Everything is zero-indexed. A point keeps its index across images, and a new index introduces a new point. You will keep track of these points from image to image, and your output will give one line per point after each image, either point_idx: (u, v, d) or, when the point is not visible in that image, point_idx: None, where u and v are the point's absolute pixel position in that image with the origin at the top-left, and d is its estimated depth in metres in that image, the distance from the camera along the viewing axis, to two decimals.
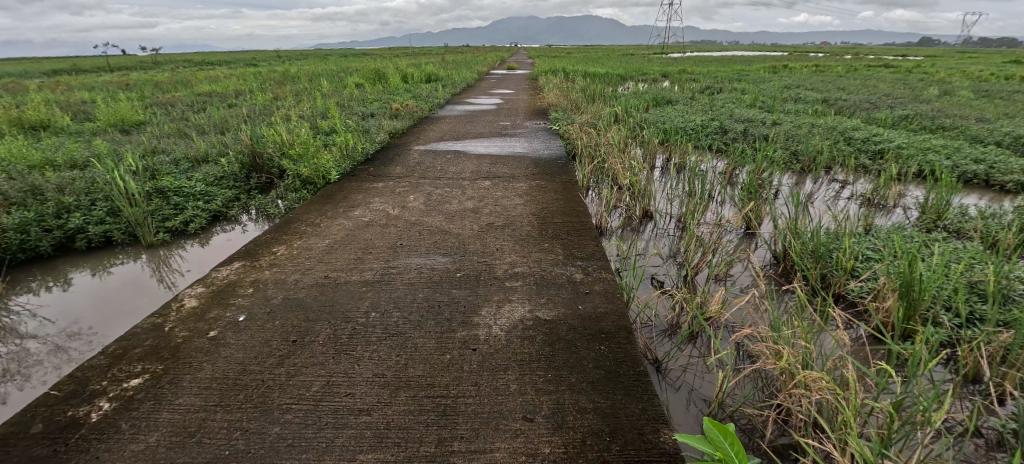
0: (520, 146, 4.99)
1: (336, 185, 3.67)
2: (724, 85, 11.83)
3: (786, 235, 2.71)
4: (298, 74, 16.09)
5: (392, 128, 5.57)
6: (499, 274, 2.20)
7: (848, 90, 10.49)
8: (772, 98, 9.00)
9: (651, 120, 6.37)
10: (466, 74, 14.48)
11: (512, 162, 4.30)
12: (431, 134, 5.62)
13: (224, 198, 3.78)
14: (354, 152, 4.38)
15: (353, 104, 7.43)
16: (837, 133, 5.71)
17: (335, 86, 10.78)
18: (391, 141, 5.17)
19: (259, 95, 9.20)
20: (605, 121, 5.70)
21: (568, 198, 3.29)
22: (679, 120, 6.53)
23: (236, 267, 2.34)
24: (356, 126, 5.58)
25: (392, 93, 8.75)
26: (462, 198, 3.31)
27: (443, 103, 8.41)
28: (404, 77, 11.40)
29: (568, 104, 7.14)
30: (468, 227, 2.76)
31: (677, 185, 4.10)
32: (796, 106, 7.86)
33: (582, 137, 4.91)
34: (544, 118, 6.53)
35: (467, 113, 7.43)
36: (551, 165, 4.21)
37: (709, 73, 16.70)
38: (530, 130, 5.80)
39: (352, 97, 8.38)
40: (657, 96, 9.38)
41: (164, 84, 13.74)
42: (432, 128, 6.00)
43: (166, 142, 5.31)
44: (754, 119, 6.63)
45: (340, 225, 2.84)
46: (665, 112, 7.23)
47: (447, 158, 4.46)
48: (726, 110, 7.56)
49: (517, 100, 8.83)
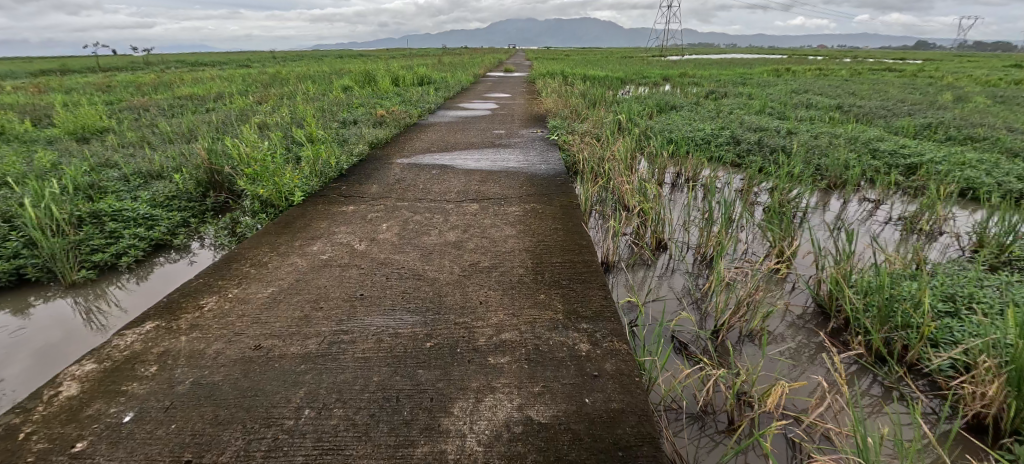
0: (514, 159, 4.49)
1: (299, 208, 3.16)
2: (728, 90, 11.36)
3: (836, 282, 2.22)
4: (288, 76, 15.57)
5: (373, 137, 5.07)
6: (480, 344, 1.70)
7: (860, 95, 10.05)
8: (782, 103, 8.55)
9: (658, 129, 5.86)
10: (460, 76, 13.93)
11: (505, 178, 3.79)
12: (416, 145, 5.11)
13: (171, 223, 3.26)
14: (326, 167, 3.87)
15: (337, 110, 6.92)
16: (861, 145, 5.24)
17: (320, 90, 10.19)
18: (372, 153, 4.66)
19: (239, 100, 8.67)
20: (608, 129, 5.19)
21: (568, 227, 2.79)
22: (688, 129, 6.03)
23: (145, 332, 1.83)
24: (334, 136, 5.07)
25: (379, 98, 8.21)
26: (443, 226, 2.81)
27: (435, 108, 7.90)
28: (394, 80, 10.83)
29: (567, 110, 6.63)
30: (448, 269, 2.27)
31: (692, 208, 3.61)
32: (809, 113, 7.40)
33: (584, 149, 4.41)
34: (542, 126, 6.02)
35: (459, 120, 6.93)
36: (549, 183, 3.70)
37: (711, 77, 16.23)
38: (526, 140, 5.30)
39: (336, 102, 7.83)
40: (661, 101, 8.87)
41: (144, 87, 13.04)
42: (419, 137, 5.50)
43: (122, 154, 4.78)
44: (768, 128, 6.15)
45: (290, 266, 2.33)
46: (671, 120, 6.74)
47: (432, 174, 3.96)
48: (736, 117, 7.07)
49: (513, 105, 8.33)
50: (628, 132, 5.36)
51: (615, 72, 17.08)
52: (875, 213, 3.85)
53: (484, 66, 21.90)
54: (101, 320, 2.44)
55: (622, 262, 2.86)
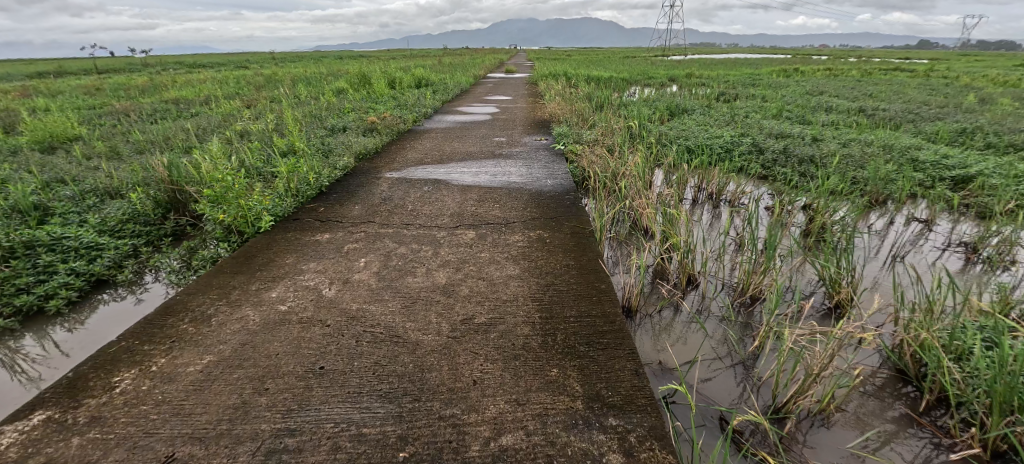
0: (517, 172, 4.03)
1: (266, 238, 2.71)
2: (740, 92, 10.88)
3: (926, 345, 1.75)
4: (282, 79, 15.17)
5: (362, 146, 4.60)
6: (473, 459, 1.25)
7: (879, 97, 9.57)
8: (800, 106, 8.08)
9: (673, 137, 5.39)
10: (460, 78, 13.50)
11: (506, 197, 3.32)
12: (409, 155, 4.66)
13: (118, 254, 2.81)
14: (303, 184, 3.41)
15: (327, 116, 6.47)
16: (898, 155, 4.77)
17: (314, 93, 9.76)
18: (359, 166, 4.21)
19: (225, 104, 8.22)
20: (620, 138, 4.73)
21: (582, 264, 2.32)
22: (705, 135, 5.55)
23: (29, 431, 1.38)
24: (318, 147, 4.61)
25: (374, 101, 7.75)
26: (432, 262, 2.35)
27: (432, 113, 7.45)
28: (390, 82, 10.36)
29: (573, 115, 6.16)
30: (435, 328, 1.80)
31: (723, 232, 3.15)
32: (831, 117, 6.92)
33: (596, 161, 3.94)
34: (547, 133, 5.55)
35: (457, 126, 6.47)
36: (557, 202, 3.23)
37: (719, 77, 15.74)
38: (530, 149, 4.83)
39: (327, 107, 7.37)
40: (672, 104, 8.39)
41: (133, 90, 12.60)
42: (413, 146, 5.05)
43: (83, 167, 4.33)
44: (791, 135, 5.68)
45: (238, 323, 1.87)
46: (684, 125, 6.28)
47: (424, 191, 3.50)
48: (753, 122, 6.60)
49: (515, 109, 7.87)
50: (640, 141, 4.91)
51: (619, 73, 16.61)
52: (928, 235, 3.38)
53: (484, 66, 21.48)
54: (31, 371, 2.04)
55: (648, 305, 2.39)
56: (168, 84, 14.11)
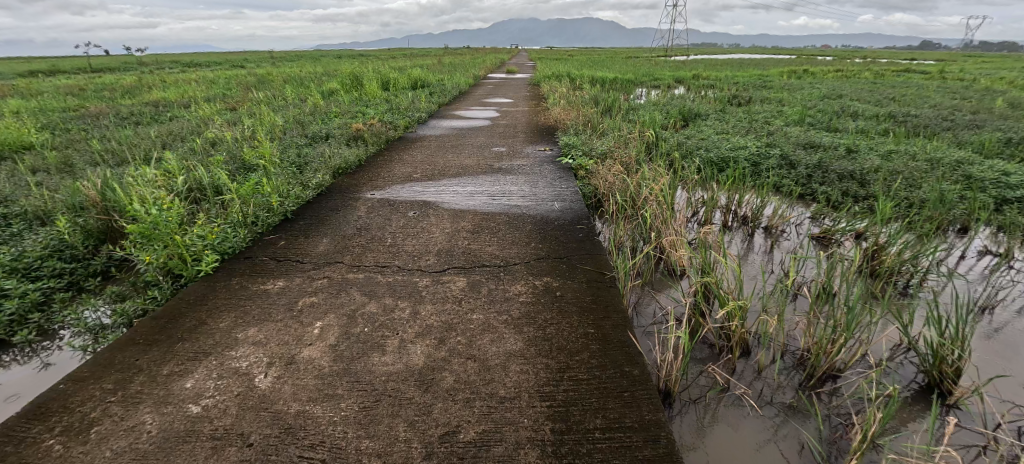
0: (518, 191, 3.48)
1: (205, 286, 2.16)
2: (754, 94, 10.33)
3: None
4: (275, 79, 14.65)
5: (343, 158, 4.07)
6: None
7: (904, 101, 9.01)
8: (821, 112, 7.54)
9: (693, 148, 4.84)
10: (459, 78, 12.97)
11: (506, 227, 2.76)
12: (397, 169, 4.11)
13: (24, 303, 2.22)
14: (264, 210, 2.87)
15: (311, 121, 5.93)
16: (949, 170, 4.23)
17: (303, 94, 9.21)
18: (337, 183, 3.67)
19: (207, 107, 7.69)
20: (635, 151, 4.19)
21: (603, 331, 1.77)
22: (728, 145, 5.00)
23: None
24: (294, 159, 4.08)
25: (365, 105, 7.21)
26: (408, 328, 1.80)
27: (427, 117, 6.91)
28: (384, 83, 9.81)
29: (581, 122, 5.61)
30: (402, 453, 1.25)
31: (770, 277, 2.60)
32: (859, 125, 6.38)
33: (610, 180, 3.38)
34: (552, 142, 5.00)
35: (453, 132, 5.93)
36: (567, 233, 2.67)
37: (727, 78, 15.20)
38: (533, 162, 4.28)
39: (314, 111, 6.82)
40: (684, 108, 7.84)
41: (119, 90, 12.09)
42: (402, 157, 4.52)
43: (23, 182, 3.79)
44: (820, 146, 5.13)
45: (127, 438, 1.33)
46: (702, 132, 5.73)
47: (408, 217, 2.95)
48: (776, 130, 6.05)
49: (516, 113, 7.33)
50: (658, 155, 4.38)
51: (623, 74, 16.06)
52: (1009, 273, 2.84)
53: (484, 66, 20.96)
54: None
55: (693, 385, 1.82)
56: (157, 84, 13.56)
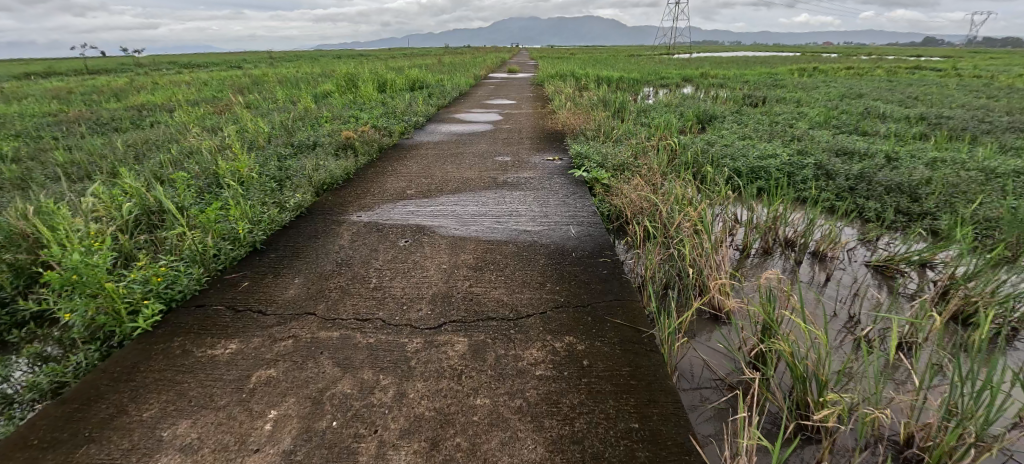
0: (527, 211, 3.03)
1: (138, 351, 1.72)
2: (768, 94, 9.86)
3: None
4: (269, 80, 14.20)
5: (328, 172, 3.62)
6: None
7: (929, 101, 8.52)
8: (845, 113, 7.06)
9: (717, 156, 4.37)
10: (459, 79, 12.47)
11: (514, 262, 2.31)
12: (389, 184, 3.66)
13: None
14: (227, 242, 2.43)
15: (300, 128, 5.48)
16: (1010, 181, 3.75)
17: (296, 97, 8.76)
18: (319, 202, 3.22)
19: (192, 111, 7.25)
20: (656, 163, 3.73)
21: (651, 429, 1.32)
22: (756, 152, 4.53)
23: None
24: (274, 175, 3.64)
25: (358, 109, 6.74)
26: (390, 423, 1.35)
27: (425, 121, 6.46)
28: (380, 85, 9.33)
29: (591, 127, 5.15)
30: None
31: (834, 329, 2.17)
32: (891, 128, 5.91)
33: (634, 198, 2.92)
34: (561, 151, 4.55)
35: (452, 139, 5.47)
36: (589, 270, 2.21)
37: (736, 78, 14.75)
38: (541, 175, 3.81)
39: (303, 116, 6.36)
40: (699, 110, 7.36)
41: (106, 94, 11.66)
42: (396, 169, 4.07)
43: None
44: (856, 154, 4.67)
45: None
46: (724, 137, 5.27)
47: (398, 247, 2.50)
48: (803, 134, 5.59)
49: (520, 117, 6.87)
50: (680, 166, 3.92)
51: (628, 74, 15.56)
52: None
53: (485, 66, 20.50)
54: None
55: None
56: (146, 87, 13.03)
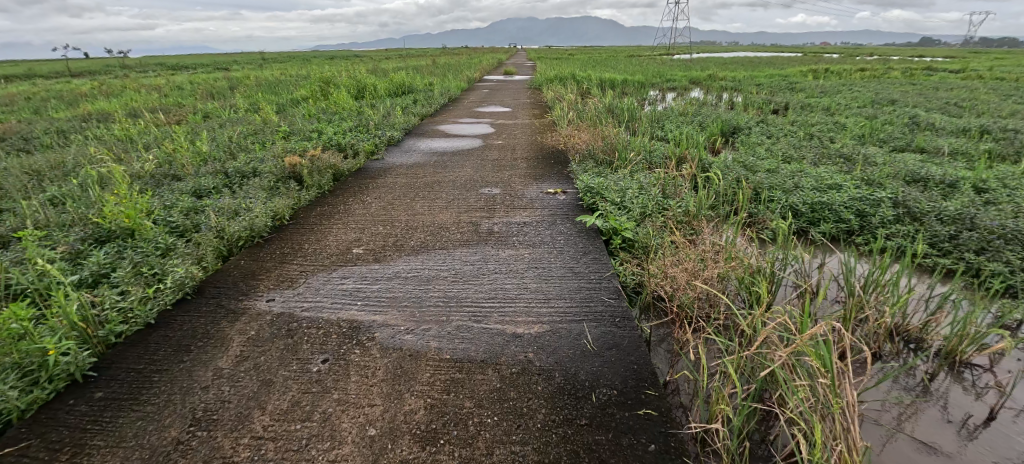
0: (518, 290, 2.05)
1: None
2: (791, 100, 8.94)
3: None
4: (246, 83, 13.14)
5: (248, 219, 2.65)
6: None
7: (975, 108, 7.61)
8: (888, 124, 6.16)
9: (763, 188, 3.42)
10: (449, 82, 11.49)
11: (493, 418, 1.36)
12: (332, 236, 2.69)
13: None
14: (22, 377, 1.48)
15: (246, 149, 4.50)
16: None
17: (263, 104, 7.72)
18: (223, 273, 2.25)
19: (133, 123, 6.20)
20: (696, 205, 2.76)
21: None
22: (813, 181, 3.57)
23: None
24: (178, 225, 2.68)
25: (324, 121, 5.74)
26: None
27: (402, 135, 5.50)
28: (358, 91, 8.28)
29: (601, 148, 4.19)
30: None
31: None
32: (953, 144, 4.99)
33: (680, 272, 1.95)
34: (564, 179, 3.61)
35: (431, 159, 4.52)
36: (621, 446, 1.27)
37: (745, 80, 13.87)
38: (540, 220, 2.83)
39: (257, 131, 5.35)
40: (720, 120, 6.39)
41: (63, 100, 10.63)
42: (349, 208, 3.12)
43: None
44: (931, 183, 3.75)
45: None
46: (762, 158, 4.33)
47: (307, 375, 1.54)
48: (853, 154, 4.65)
49: (516, 129, 5.92)
50: (725, 206, 2.95)
51: (631, 77, 14.59)
52: None
53: (480, 67, 19.56)
54: None
55: None
56: (110, 92, 11.92)
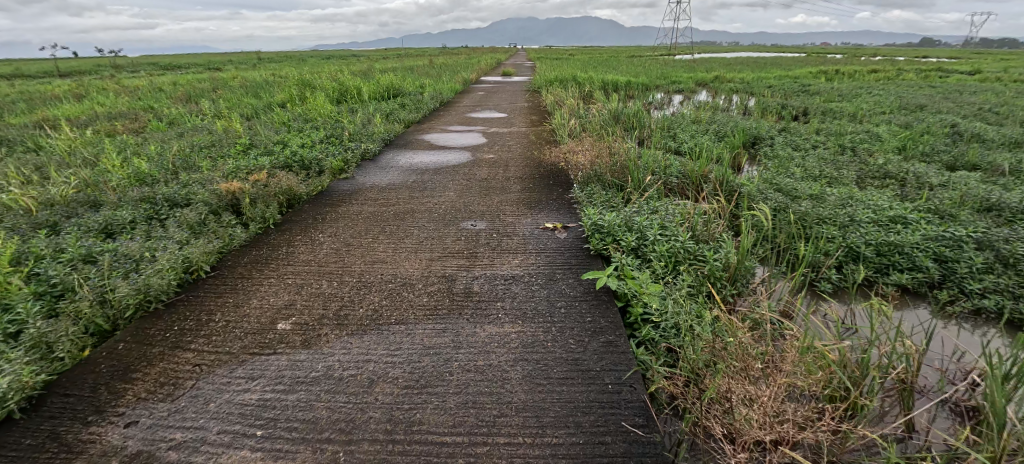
0: (498, 408, 1.38)
1: None
2: (810, 104, 8.24)
3: None
4: (226, 85, 12.37)
5: (145, 277, 1.98)
6: None
7: (1015, 115, 6.93)
8: (929, 135, 5.48)
9: (812, 223, 2.76)
10: (443, 84, 10.80)
11: None
12: (256, 297, 2.01)
13: None
14: None
15: (190, 167, 3.81)
16: None
17: (234, 111, 6.99)
18: (82, 373, 1.58)
19: (74, 132, 5.44)
20: (738, 259, 2.11)
21: None
22: (870, 211, 2.92)
23: None
24: (57, 284, 2.00)
25: (293, 131, 5.06)
26: None
27: (381, 148, 4.85)
28: (340, 95, 7.59)
29: (608, 167, 3.53)
30: None
31: None
32: (1014, 161, 4.32)
33: (738, 380, 1.41)
34: (565, 210, 2.95)
35: (409, 178, 3.85)
36: None
37: (755, 82, 13.17)
38: (534, 273, 2.17)
39: (213, 144, 4.66)
40: (737, 129, 5.74)
41: (24, 103, 9.84)
42: (292, 252, 2.45)
43: None
44: (1010, 214, 3.09)
45: None
46: (798, 179, 3.67)
47: None
48: (902, 174, 3.98)
49: (510, 140, 5.26)
50: (775, 256, 2.29)
51: (635, 78, 13.87)
52: None
53: (477, 68, 18.86)
54: None
55: None
56: (79, 95, 11.16)
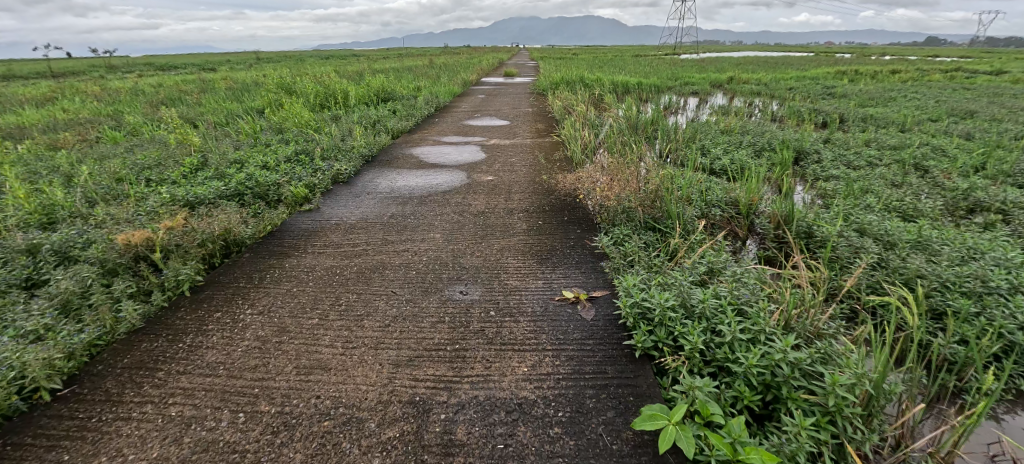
0: None
1: None
2: (849, 110, 7.35)
3: None
4: (206, 89, 11.42)
5: None
6: None
7: None
8: (1009, 151, 4.62)
9: (931, 290, 1.99)
10: (440, 87, 9.93)
11: None
12: (108, 453, 1.25)
13: None
14: None
15: (113, 200, 3.04)
16: None
17: (199, 120, 6.15)
18: None
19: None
20: (875, 380, 1.33)
21: None
22: (1004, 269, 2.14)
23: None
24: None
25: (256, 146, 4.27)
26: None
27: (359, 168, 4.07)
28: (322, 103, 6.76)
29: (639, 200, 2.74)
30: None
31: None
32: None
33: None
34: (589, 269, 2.17)
35: (386, 210, 3.07)
36: None
37: (778, 84, 12.20)
38: (556, 398, 1.40)
39: (157, 164, 3.87)
40: (778, 141, 4.93)
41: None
42: (191, 349, 1.66)
43: None
44: None
45: None
46: (880, 215, 2.88)
47: None
48: (1007, 207, 3.16)
49: (513, 156, 4.47)
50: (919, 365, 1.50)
51: (647, 80, 12.90)
52: None
53: (478, 69, 17.95)
54: None
55: None
56: (43, 99, 10.23)
